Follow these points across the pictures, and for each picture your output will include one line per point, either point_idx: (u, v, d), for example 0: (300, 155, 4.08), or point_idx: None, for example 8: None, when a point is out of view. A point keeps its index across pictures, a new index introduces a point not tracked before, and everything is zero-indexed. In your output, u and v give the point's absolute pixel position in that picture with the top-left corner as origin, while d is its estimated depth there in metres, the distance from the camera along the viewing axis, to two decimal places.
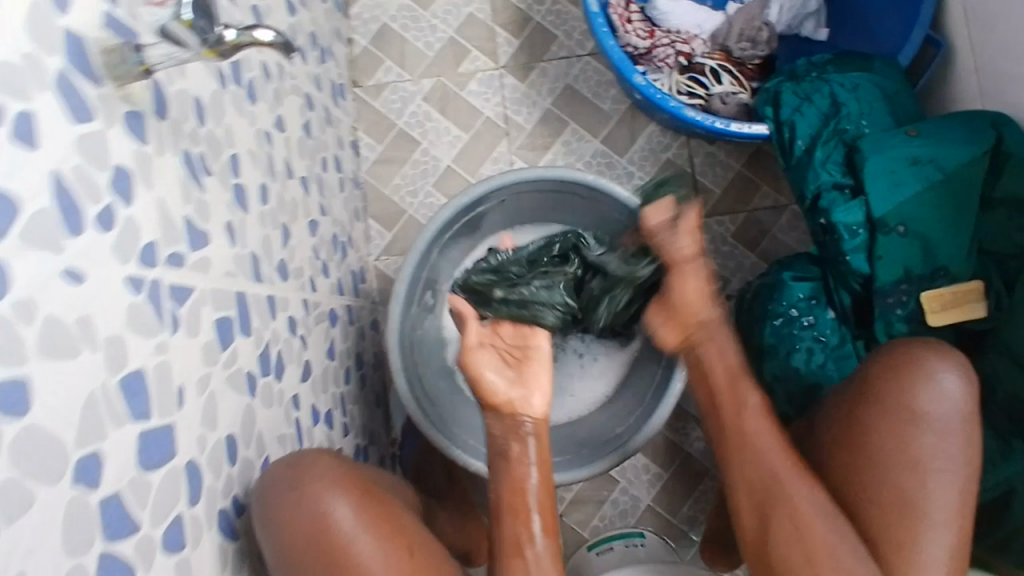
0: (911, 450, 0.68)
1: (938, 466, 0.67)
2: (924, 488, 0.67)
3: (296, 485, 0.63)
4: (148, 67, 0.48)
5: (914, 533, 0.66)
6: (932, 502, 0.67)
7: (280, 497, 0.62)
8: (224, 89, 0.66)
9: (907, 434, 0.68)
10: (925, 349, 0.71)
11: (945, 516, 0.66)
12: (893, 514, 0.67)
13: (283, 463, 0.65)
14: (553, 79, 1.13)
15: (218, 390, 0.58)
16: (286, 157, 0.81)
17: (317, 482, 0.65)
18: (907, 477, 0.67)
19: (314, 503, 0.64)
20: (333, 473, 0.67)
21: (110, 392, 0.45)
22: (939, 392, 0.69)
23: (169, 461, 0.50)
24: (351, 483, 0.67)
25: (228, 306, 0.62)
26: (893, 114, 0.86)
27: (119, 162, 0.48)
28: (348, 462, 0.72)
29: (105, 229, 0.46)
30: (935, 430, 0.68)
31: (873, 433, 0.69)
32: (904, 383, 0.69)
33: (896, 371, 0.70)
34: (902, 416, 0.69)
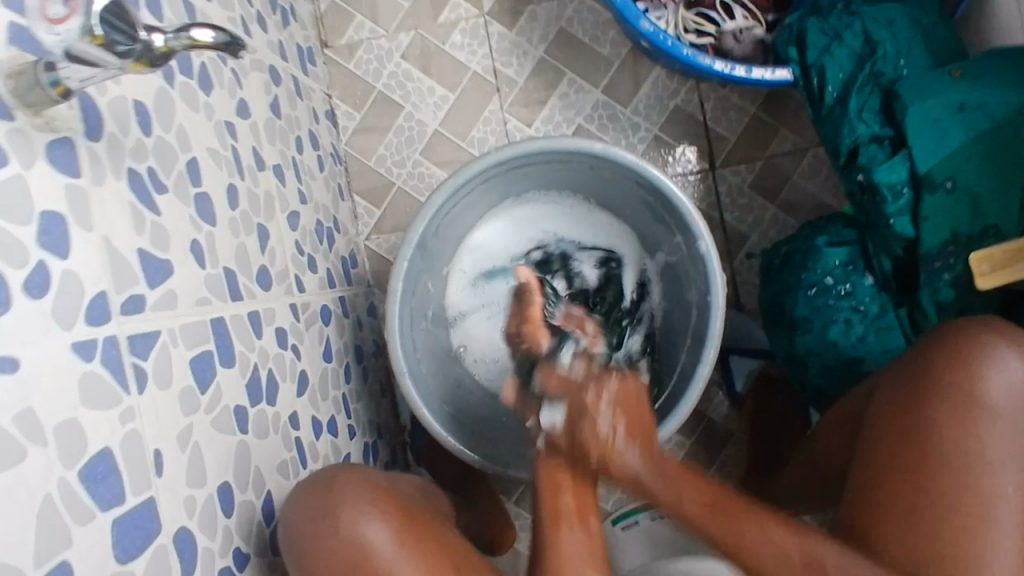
0: (975, 447, 0.59)
1: (1005, 463, 0.59)
2: (990, 488, 0.58)
3: (327, 503, 0.58)
4: (65, 87, 0.38)
5: (979, 545, 0.57)
6: (1000, 506, 0.58)
7: (313, 519, 0.57)
8: (170, 84, 0.57)
9: (973, 429, 0.59)
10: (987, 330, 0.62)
11: (1014, 521, 0.58)
12: (955, 521, 0.58)
13: (315, 480, 0.61)
14: (545, 24, 1.02)
15: (203, 439, 0.52)
16: (254, 147, 0.72)
17: (356, 501, 0.58)
18: (973, 477, 0.58)
19: (346, 523, 0.57)
20: (368, 488, 0.60)
21: (71, 488, 0.38)
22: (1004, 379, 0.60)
23: (154, 541, 0.44)
24: (389, 500, 0.60)
25: (205, 339, 0.55)
26: (933, 51, 0.77)
27: (47, 208, 0.40)
28: (380, 474, 0.65)
29: (37, 296, 0.38)
30: (1005, 423, 0.59)
31: (933, 429, 0.60)
32: (963, 367, 0.60)
33: (952, 351, 0.62)
34: (964, 407, 0.60)
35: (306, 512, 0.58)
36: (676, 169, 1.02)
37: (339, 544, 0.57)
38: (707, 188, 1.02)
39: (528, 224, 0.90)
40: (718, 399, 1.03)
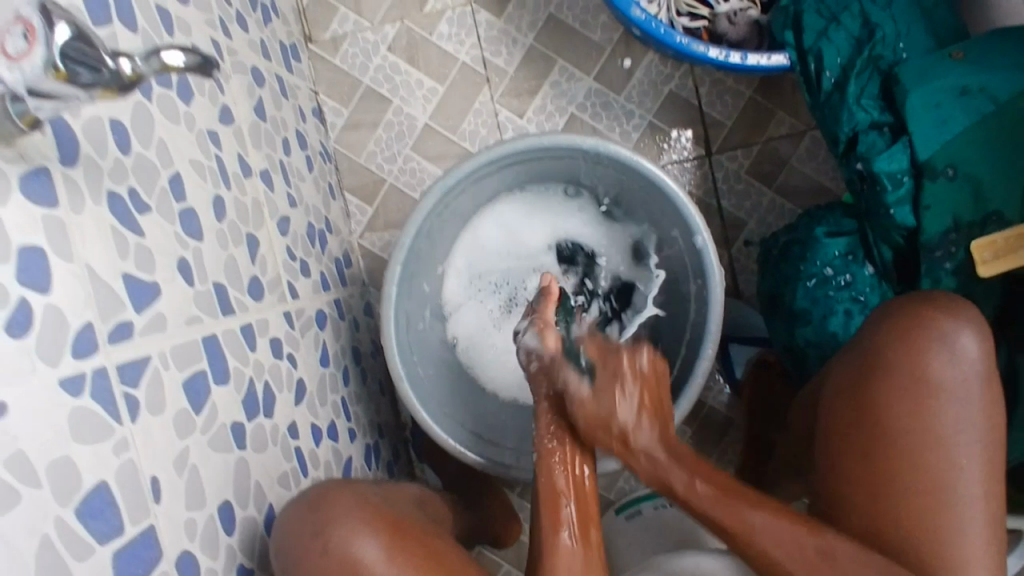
0: (934, 425, 0.64)
1: (965, 434, 0.64)
2: (951, 463, 0.63)
3: (318, 525, 0.58)
4: (33, 117, 0.37)
5: (952, 513, 0.63)
6: (965, 474, 0.63)
7: (302, 547, 0.57)
8: (148, 98, 0.55)
9: (931, 408, 0.64)
10: (936, 309, 0.66)
11: (976, 491, 0.63)
12: (925, 495, 0.63)
13: (305, 498, 0.61)
14: (534, 11, 0.99)
15: (201, 460, 0.51)
16: (239, 154, 0.70)
17: (343, 520, 0.58)
18: (937, 453, 0.63)
19: (340, 544, 0.57)
20: (359, 507, 0.60)
21: (68, 526, 0.37)
22: (955, 355, 0.64)
23: (156, 568, 0.44)
24: (380, 515, 0.60)
25: (198, 359, 0.54)
26: (932, 34, 0.76)
27: (24, 242, 0.39)
28: (372, 489, 0.65)
29: (20, 334, 0.37)
30: (961, 397, 0.64)
31: (893, 414, 0.64)
32: (916, 352, 0.65)
33: (905, 339, 0.65)
34: (921, 389, 0.64)
35: (298, 534, 0.57)
36: (671, 156, 1.01)
37: (334, 564, 0.56)
38: (703, 174, 1.01)
39: (514, 228, 0.89)
40: (718, 386, 1.03)
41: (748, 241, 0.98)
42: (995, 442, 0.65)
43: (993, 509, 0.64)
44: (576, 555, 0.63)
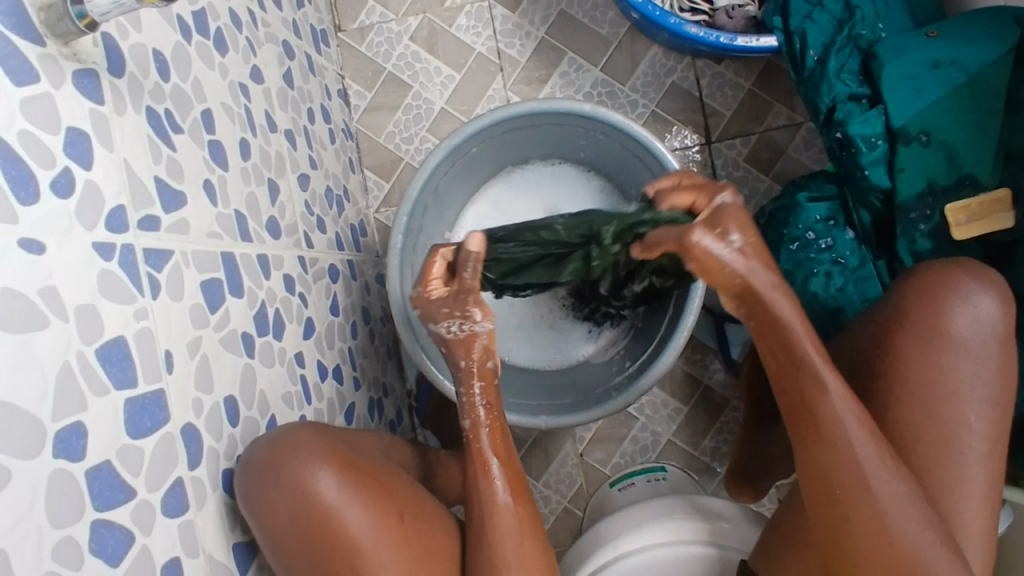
0: (947, 381, 0.66)
1: (977, 395, 0.65)
2: (959, 420, 0.65)
3: (277, 471, 0.58)
4: (90, 20, 0.44)
5: (956, 469, 0.64)
6: (971, 437, 0.65)
7: (263, 484, 0.57)
8: (187, 40, 0.63)
9: (942, 363, 0.66)
10: (959, 272, 0.69)
11: (980, 449, 0.65)
12: (932, 453, 0.65)
13: (266, 438, 0.61)
14: (546, 6, 1.07)
15: (212, 353, 0.57)
16: (266, 110, 0.78)
17: (303, 457, 0.60)
18: (945, 412, 0.65)
19: (300, 483, 0.59)
20: (321, 447, 0.61)
21: (88, 362, 0.43)
22: (973, 315, 0.67)
23: (162, 427, 0.49)
24: (337, 455, 0.62)
25: (215, 268, 0.60)
26: (912, 16, 0.81)
27: (72, 124, 0.45)
28: (336, 433, 0.67)
29: (64, 195, 0.44)
30: (974, 351, 0.66)
31: (904, 376, 0.67)
32: (939, 309, 0.67)
33: (929, 297, 0.68)
34: (938, 343, 0.66)
35: (261, 482, 0.58)
36: (674, 143, 1.06)
37: (298, 501, 0.58)
38: (703, 160, 1.05)
39: (513, 201, 0.95)
40: (714, 366, 1.08)
41: None
42: (1001, 402, 0.66)
43: (995, 471, 0.65)
44: (509, 510, 0.64)
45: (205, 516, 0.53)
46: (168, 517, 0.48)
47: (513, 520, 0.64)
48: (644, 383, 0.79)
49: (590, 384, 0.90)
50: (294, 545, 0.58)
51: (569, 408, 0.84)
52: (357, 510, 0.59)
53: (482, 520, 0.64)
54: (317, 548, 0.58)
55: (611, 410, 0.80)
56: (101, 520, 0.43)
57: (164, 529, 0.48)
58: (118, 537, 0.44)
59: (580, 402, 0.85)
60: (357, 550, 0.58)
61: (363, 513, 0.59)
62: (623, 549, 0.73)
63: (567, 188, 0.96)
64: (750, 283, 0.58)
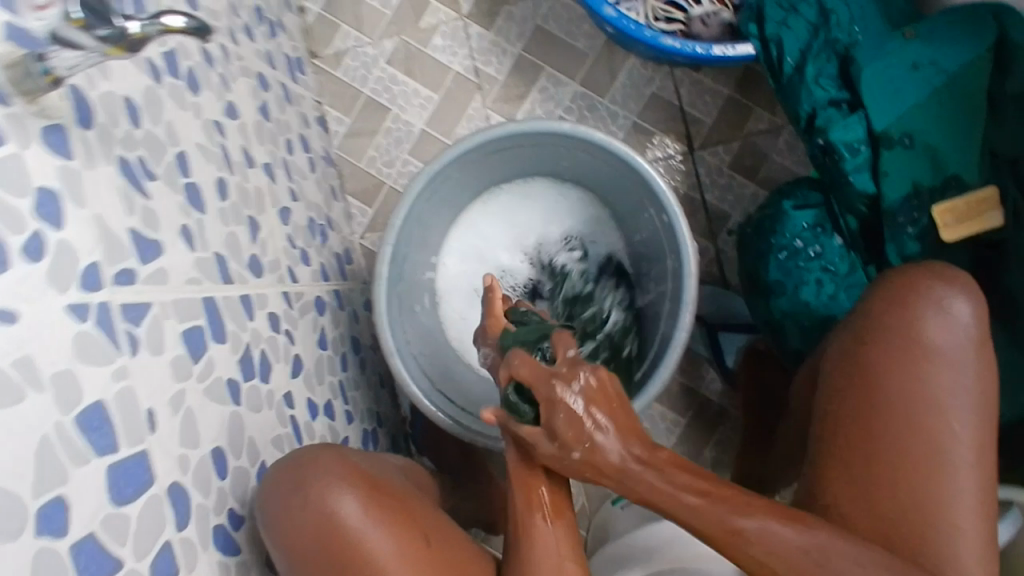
0: (927, 388, 0.65)
1: (959, 402, 0.65)
2: (944, 428, 0.64)
3: (300, 489, 0.59)
4: (55, 75, 0.43)
5: (944, 485, 0.63)
6: (960, 447, 0.64)
7: (280, 505, 0.59)
8: (158, 83, 0.61)
9: (919, 370, 0.66)
10: (927, 275, 0.69)
11: (969, 459, 0.63)
12: (919, 467, 0.63)
13: (285, 463, 0.61)
14: (521, 23, 1.06)
15: (196, 404, 0.56)
16: (243, 146, 0.77)
17: (325, 477, 0.61)
18: (928, 422, 0.64)
19: (322, 503, 0.59)
20: (343, 468, 0.62)
21: (67, 431, 0.42)
22: (948, 319, 0.67)
23: (147, 489, 0.48)
24: (359, 475, 0.62)
25: (196, 315, 0.58)
26: (887, 16, 0.79)
27: (42, 184, 0.44)
28: (355, 454, 0.67)
29: (36, 259, 0.42)
30: (953, 357, 0.66)
31: (882, 388, 0.66)
32: (913, 315, 0.68)
33: (902, 303, 0.69)
34: (914, 350, 0.66)
35: (279, 499, 0.59)
36: (656, 153, 1.05)
37: (319, 521, 0.59)
38: (687, 169, 1.05)
39: (496, 225, 0.94)
40: (710, 376, 1.07)
41: (729, 233, 1.03)
42: (986, 408, 0.65)
43: (985, 482, 0.64)
44: (551, 534, 0.63)
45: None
46: None
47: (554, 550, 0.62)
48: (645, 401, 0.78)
49: None
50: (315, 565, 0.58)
51: None
52: (380, 532, 0.59)
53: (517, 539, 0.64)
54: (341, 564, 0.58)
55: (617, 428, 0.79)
56: None
57: None
58: None
59: None
60: (377, 572, 0.58)
61: (386, 534, 0.59)
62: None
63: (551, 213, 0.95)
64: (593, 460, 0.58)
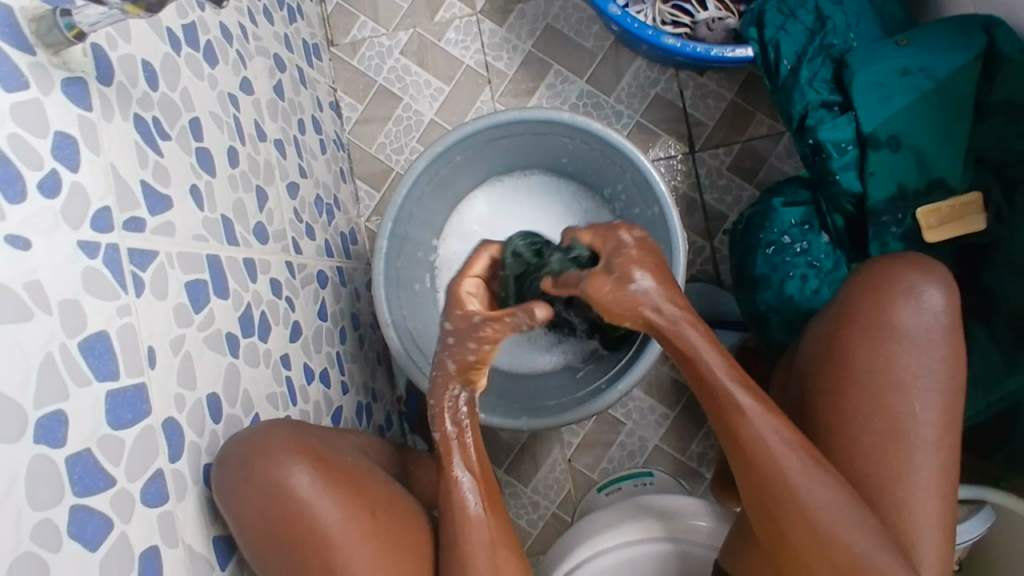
0: (895, 373, 0.68)
1: (923, 386, 0.68)
2: (907, 411, 0.67)
3: (247, 468, 0.57)
4: (79, 30, 0.47)
5: (907, 460, 0.66)
6: (922, 425, 0.67)
7: (235, 481, 0.57)
8: (176, 51, 0.65)
9: (890, 355, 0.68)
10: (904, 264, 0.71)
11: (931, 440, 0.67)
12: (883, 446, 0.67)
13: (239, 435, 0.60)
14: (533, 20, 1.10)
15: (195, 351, 0.59)
16: (256, 120, 0.80)
17: (274, 450, 0.59)
18: (894, 404, 0.67)
19: (269, 478, 0.58)
20: (294, 440, 0.61)
21: (70, 353, 0.45)
22: (918, 307, 0.69)
23: (143, 420, 0.51)
24: (309, 447, 0.61)
25: (200, 269, 0.62)
26: (883, 27, 0.84)
27: (61, 128, 0.48)
28: (307, 427, 0.66)
29: (50, 195, 0.46)
30: (920, 343, 0.69)
31: (864, 370, 0.68)
32: (886, 303, 0.70)
33: (872, 293, 0.71)
34: (884, 336, 0.69)
35: (233, 477, 0.57)
36: (658, 153, 1.08)
37: (268, 497, 0.57)
38: (687, 169, 1.08)
39: (498, 218, 0.98)
40: None
41: (725, 232, 1.05)
42: (951, 391, 0.68)
43: (947, 461, 0.67)
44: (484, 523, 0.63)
45: (186, 508, 0.55)
46: (147, 506, 0.50)
47: (487, 535, 0.63)
48: (600, 400, 0.81)
49: (562, 390, 0.91)
50: (271, 537, 0.57)
51: (518, 411, 0.85)
52: (328, 504, 0.58)
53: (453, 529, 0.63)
54: (292, 540, 0.57)
55: (567, 420, 0.82)
56: (81, 505, 0.44)
57: (143, 518, 0.49)
58: (98, 523, 0.45)
59: (529, 408, 0.86)
60: (331, 545, 0.57)
61: (335, 508, 0.58)
62: (601, 545, 0.74)
63: (556, 211, 0.98)
64: (652, 321, 0.61)
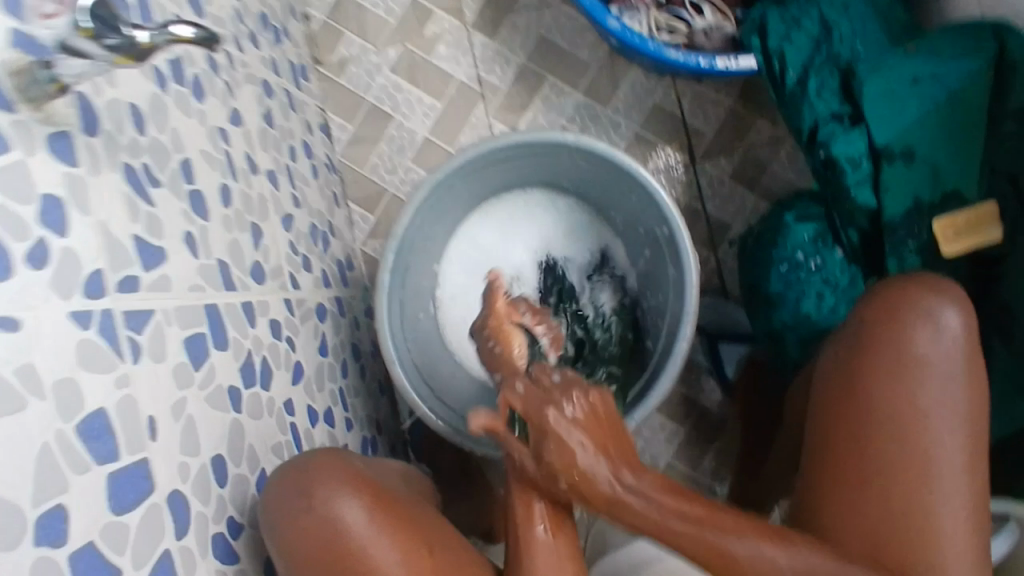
0: (917, 404, 0.65)
1: (944, 415, 0.65)
2: (930, 441, 0.65)
3: (302, 496, 0.57)
4: (62, 83, 0.43)
5: (931, 496, 0.64)
6: (946, 456, 0.64)
7: (290, 509, 0.57)
8: (164, 90, 0.62)
9: (910, 384, 0.66)
10: (920, 289, 0.69)
11: (959, 470, 0.64)
12: (903, 481, 0.64)
13: (289, 470, 0.59)
14: (525, 32, 1.07)
15: (198, 412, 0.56)
16: (247, 153, 0.77)
17: (329, 484, 0.58)
18: (919, 436, 0.65)
19: (325, 513, 0.57)
20: (349, 474, 0.59)
21: (68, 439, 0.42)
22: (939, 332, 0.67)
23: (148, 498, 0.48)
24: (367, 483, 0.60)
25: (199, 322, 0.58)
26: (889, 31, 0.83)
27: (47, 191, 0.45)
28: (359, 462, 0.64)
29: (38, 267, 0.42)
30: (941, 369, 0.66)
31: (883, 398, 0.66)
32: (902, 330, 0.67)
33: (888, 318, 0.68)
34: (903, 366, 0.66)
35: (289, 508, 0.57)
36: (658, 164, 1.06)
37: (322, 531, 0.56)
38: (688, 180, 1.06)
39: (498, 239, 0.95)
40: (710, 387, 1.06)
41: (730, 244, 1.03)
42: (974, 416, 0.66)
43: (976, 490, 0.65)
44: (549, 546, 0.64)
45: None
46: None
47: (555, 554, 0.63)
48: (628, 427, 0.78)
49: None
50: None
51: None
52: (384, 539, 0.56)
53: (519, 550, 0.64)
54: None
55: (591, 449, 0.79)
56: None
57: None
58: None
59: None
60: None
61: (390, 543, 0.56)
62: None
63: (561, 229, 0.96)
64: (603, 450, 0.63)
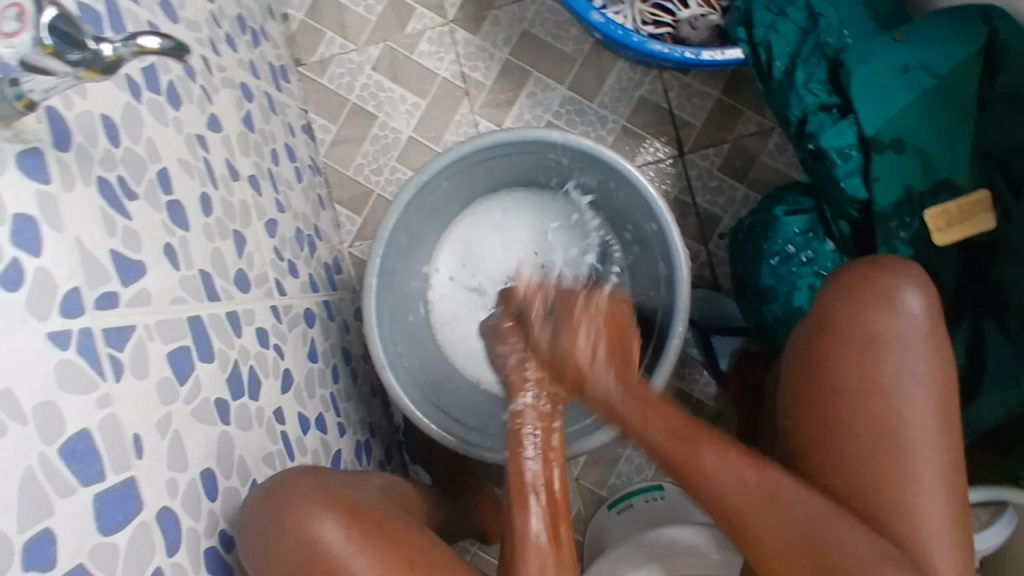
0: (880, 380, 0.66)
1: (912, 390, 0.65)
2: (898, 415, 0.65)
3: (267, 514, 0.56)
4: (28, 99, 0.41)
5: (905, 466, 0.64)
6: (913, 428, 0.65)
7: (258, 530, 0.56)
8: (138, 99, 0.60)
9: (873, 363, 0.66)
10: (876, 270, 0.69)
11: (929, 442, 0.65)
12: (876, 454, 0.65)
13: (255, 490, 0.59)
14: (508, 27, 1.05)
15: (184, 428, 0.54)
16: (227, 159, 0.75)
17: (293, 500, 0.57)
18: (882, 410, 0.65)
19: (295, 530, 0.56)
20: (316, 488, 0.59)
21: (51, 463, 0.41)
22: (900, 312, 0.67)
23: (136, 517, 0.47)
24: (335, 494, 0.59)
25: (182, 335, 0.57)
26: (875, 20, 0.84)
27: (17, 210, 0.43)
28: (330, 474, 0.64)
29: (13, 287, 0.41)
30: (904, 347, 0.66)
31: (842, 379, 0.67)
32: (862, 312, 0.67)
33: (850, 299, 0.68)
34: (864, 345, 0.67)
35: (257, 528, 0.56)
36: (646, 157, 1.05)
37: (294, 548, 0.56)
38: (677, 172, 1.05)
39: (484, 240, 0.94)
40: (704, 379, 1.05)
41: (722, 236, 1.03)
42: (943, 389, 0.66)
43: (950, 462, 0.65)
44: (546, 550, 0.61)
45: None
46: None
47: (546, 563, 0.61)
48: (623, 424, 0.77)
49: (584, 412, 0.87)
50: None
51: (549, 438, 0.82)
52: (350, 549, 0.56)
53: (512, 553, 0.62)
54: None
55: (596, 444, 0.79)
56: None
57: None
58: None
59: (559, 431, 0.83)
60: None
61: (357, 551, 0.56)
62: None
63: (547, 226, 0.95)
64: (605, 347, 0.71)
